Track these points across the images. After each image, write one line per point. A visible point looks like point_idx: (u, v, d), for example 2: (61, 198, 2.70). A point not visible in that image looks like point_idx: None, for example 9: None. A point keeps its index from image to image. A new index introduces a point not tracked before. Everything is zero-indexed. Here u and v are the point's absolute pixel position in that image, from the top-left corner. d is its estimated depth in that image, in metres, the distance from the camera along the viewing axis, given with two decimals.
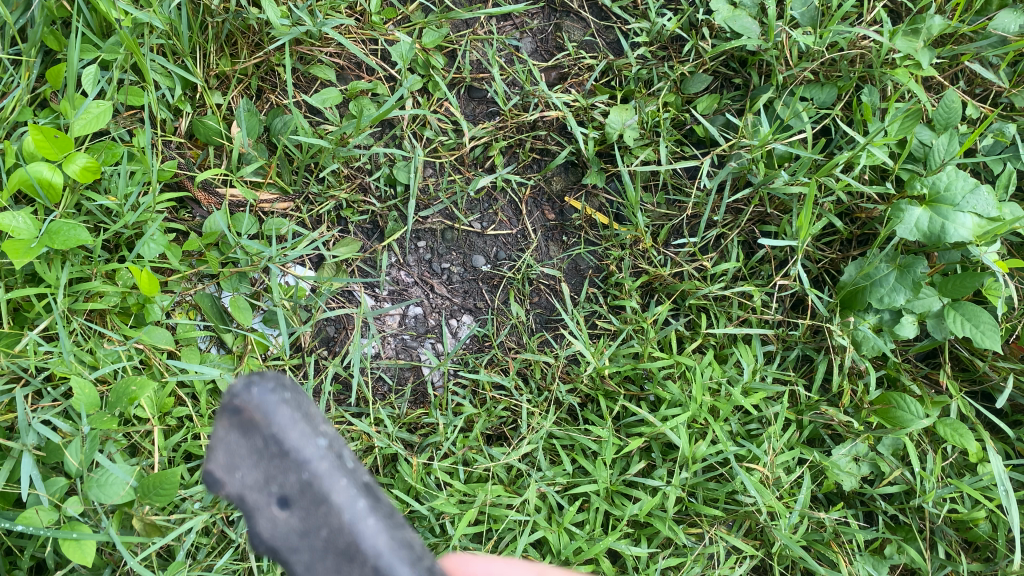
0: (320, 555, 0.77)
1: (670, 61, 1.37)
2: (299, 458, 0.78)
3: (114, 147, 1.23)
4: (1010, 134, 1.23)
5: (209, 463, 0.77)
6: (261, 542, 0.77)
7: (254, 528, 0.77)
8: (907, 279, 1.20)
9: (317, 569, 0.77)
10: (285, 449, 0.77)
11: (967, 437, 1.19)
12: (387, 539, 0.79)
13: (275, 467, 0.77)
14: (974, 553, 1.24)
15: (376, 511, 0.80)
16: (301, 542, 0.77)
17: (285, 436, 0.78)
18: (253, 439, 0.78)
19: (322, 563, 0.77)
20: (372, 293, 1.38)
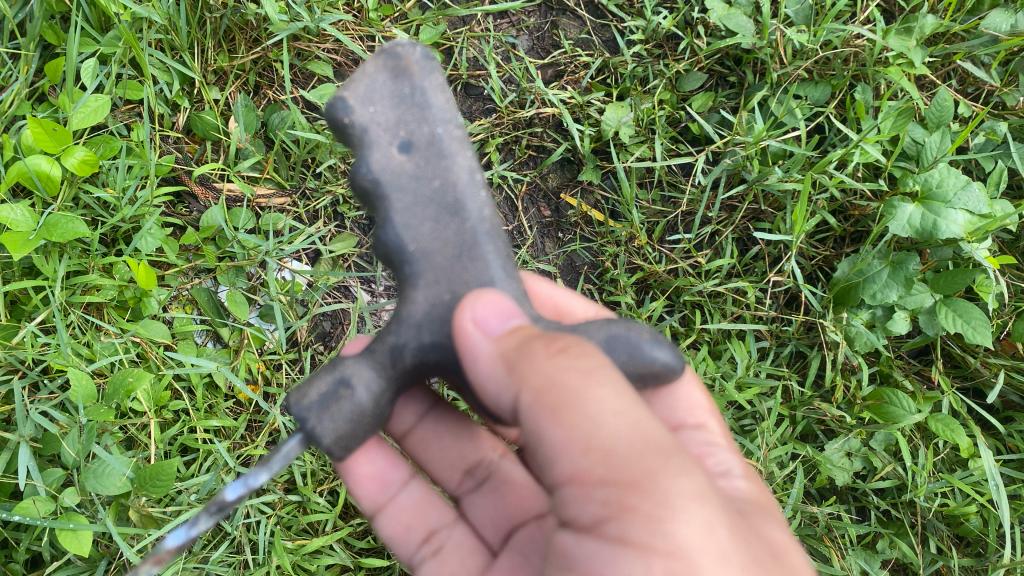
0: (441, 242, 0.76)
1: (665, 58, 1.38)
2: (456, 229, 0.76)
3: (112, 142, 1.24)
4: (1001, 132, 1.24)
5: (345, 90, 0.77)
6: (371, 173, 0.76)
7: (368, 158, 0.76)
8: (899, 276, 1.22)
9: (416, 215, 0.76)
10: (453, 207, 0.76)
11: (958, 432, 1.20)
12: (513, 285, 0.77)
13: (411, 115, 0.77)
14: (966, 548, 1.25)
15: (499, 240, 0.78)
16: (434, 239, 0.76)
17: (430, 127, 0.77)
18: (399, 86, 0.78)
19: (439, 260, 0.75)
20: (368, 289, 1.41)
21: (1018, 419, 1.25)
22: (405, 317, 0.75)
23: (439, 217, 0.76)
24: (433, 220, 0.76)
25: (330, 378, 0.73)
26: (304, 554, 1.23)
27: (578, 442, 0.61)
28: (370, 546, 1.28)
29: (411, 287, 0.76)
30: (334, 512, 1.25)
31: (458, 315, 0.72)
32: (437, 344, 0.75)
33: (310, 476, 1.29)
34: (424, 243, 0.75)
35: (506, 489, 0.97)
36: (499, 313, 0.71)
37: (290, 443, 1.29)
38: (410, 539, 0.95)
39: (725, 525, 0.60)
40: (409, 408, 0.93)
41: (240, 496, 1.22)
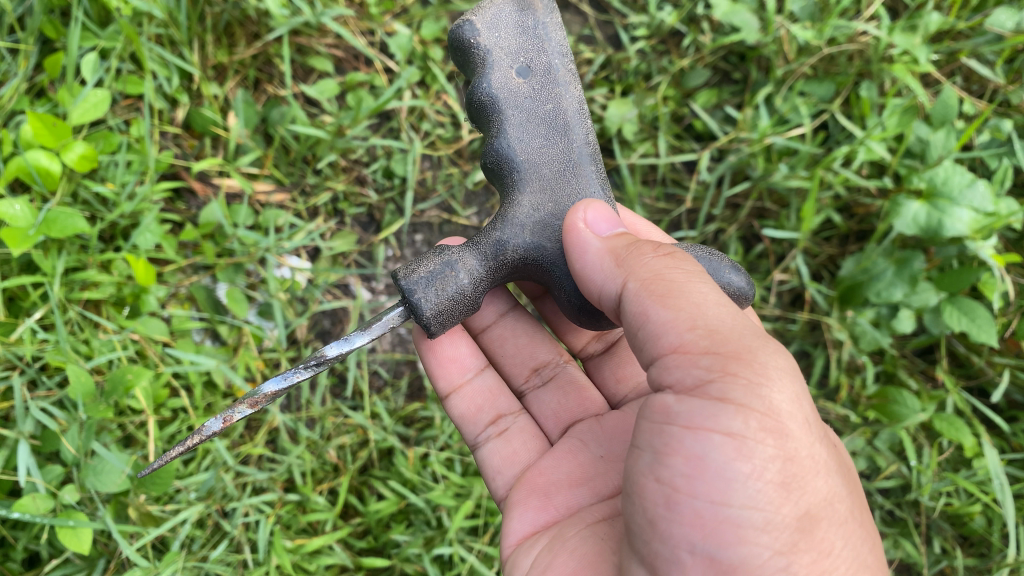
0: (549, 157, 0.85)
1: (668, 55, 1.38)
2: (563, 148, 0.85)
3: (111, 137, 1.23)
4: (1006, 130, 1.23)
5: (476, 16, 0.86)
6: (491, 89, 0.85)
7: (490, 77, 0.85)
8: (904, 274, 1.20)
9: (529, 130, 0.85)
10: (562, 129, 0.85)
11: (962, 431, 1.18)
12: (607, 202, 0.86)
13: (531, 47, 0.86)
14: (970, 548, 1.24)
15: (599, 164, 0.87)
16: (542, 154, 0.85)
17: (548, 58, 0.87)
18: (523, 19, 0.87)
19: (544, 172, 0.84)
20: (368, 286, 1.38)
21: (1022, 418, 1.25)
22: (512, 217, 0.83)
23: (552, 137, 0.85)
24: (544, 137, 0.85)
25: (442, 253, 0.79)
26: (304, 554, 1.20)
27: (685, 320, 0.68)
28: (370, 546, 1.26)
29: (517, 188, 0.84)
30: (333, 512, 1.24)
31: (569, 215, 0.80)
32: (538, 244, 0.83)
33: (310, 475, 1.27)
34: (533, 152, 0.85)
35: (574, 389, 1.02)
36: (607, 218, 0.80)
37: (290, 441, 1.27)
38: (478, 421, 1.00)
39: (810, 403, 0.68)
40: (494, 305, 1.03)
41: (240, 495, 1.21)
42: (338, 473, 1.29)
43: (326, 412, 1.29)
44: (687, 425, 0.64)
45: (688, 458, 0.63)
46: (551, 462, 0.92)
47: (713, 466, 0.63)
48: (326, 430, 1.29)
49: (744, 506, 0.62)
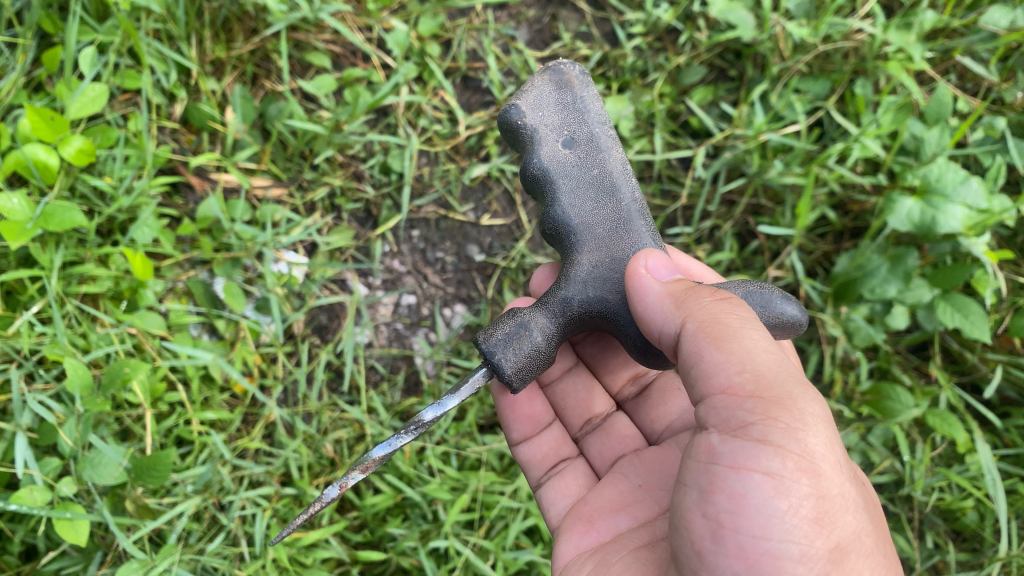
0: (603, 218, 0.87)
1: (665, 52, 1.39)
2: (613, 208, 0.88)
3: (109, 131, 1.24)
4: (1000, 128, 1.23)
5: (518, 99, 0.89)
6: (540, 164, 0.88)
7: (538, 152, 0.88)
8: (898, 271, 1.21)
9: (580, 196, 0.88)
10: (611, 191, 0.88)
11: (956, 427, 1.19)
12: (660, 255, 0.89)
13: (573, 119, 0.89)
14: (963, 543, 1.24)
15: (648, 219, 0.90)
16: (595, 216, 0.87)
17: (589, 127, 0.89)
18: (564, 96, 0.89)
19: (599, 232, 0.87)
20: (365, 281, 1.38)
21: (1015, 414, 1.25)
22: (574, 277, 0.86)
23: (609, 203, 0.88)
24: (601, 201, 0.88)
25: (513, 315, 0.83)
26: (299, 547, 1.21)
27: (734, 363, 0.69)
28: (366, 540, 1.26)
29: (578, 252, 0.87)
30: (329, 506, 1.24)
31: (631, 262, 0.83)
32: (601, 298, 0.86)
33: (306, 469, 1.28)
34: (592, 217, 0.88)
35: (618, 433, 1.05)
36: (667, 265, 0.82)
37: (286, 435, 1.28)
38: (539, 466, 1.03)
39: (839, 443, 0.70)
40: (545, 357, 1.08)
41: (236, 488, 1.22)
42: (333, 468, 1.29)
43: (322, 407, 1.29)
44: (731, 465, 0.66)
45: (731, 497, 0.65)
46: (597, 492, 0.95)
47: (754, 504, 0.64)
48: (322, 425, 1.30)
49: (783, 539, 0.64)
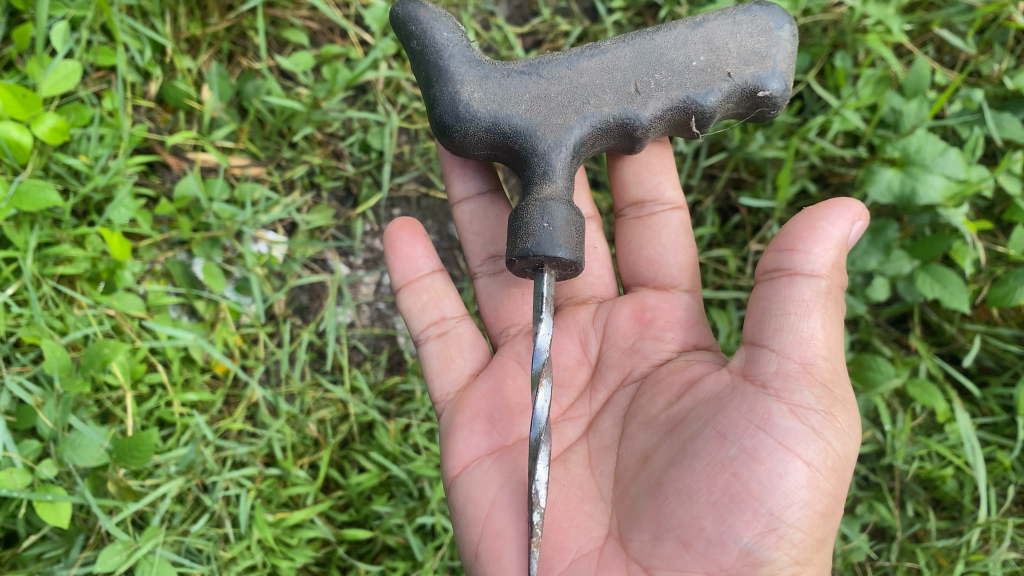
0: (545, 110, 0.87)
1: (645, 27, 1.39)
2: (555, 87, 0.87)
3: (83, 110, 1.21)
4: (977, 100, 1.24)
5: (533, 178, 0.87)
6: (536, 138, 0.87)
7: (522, 110, 0.87)
8: (878, 242, 1.22)
9: (521, 87, 0.87)
10: (529, 73, 0.88)
11: (936, 397, 1.20)
12: (588, 64, 0.88)
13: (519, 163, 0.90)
14: (942, 512, 1.26)
15: (538, 74, 0.87)
16: (564, 82, 0.87)
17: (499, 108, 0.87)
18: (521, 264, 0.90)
19: (553, 92, 0.87)
20: (346, 261, 1.38)
21: (992, 383, 1.27)
22: (580, 85, 0.87)
23: (490, 91, 0.87)
24: (498, 100, 0.87)
25: (533, 207, 0.84)
26: (284, 528, 1.20)
27: None
28: (352, 519, 1.26)
29: (581, 121, 0.87)
30: (314, 485, 1.24)
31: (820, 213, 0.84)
32: (612, 113, 0.88)
33: (290, 449, 1.27)
34: (534, 113, 0.87)
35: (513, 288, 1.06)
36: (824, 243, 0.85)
37: (269, 415, 1.27)
38: (422, 317, 1.05)
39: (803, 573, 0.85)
40: (471, 180, 1.06)
41: (220, 469, 1.21)
42: (317, 448, 1.29)
43: (305, 387, 1.29)
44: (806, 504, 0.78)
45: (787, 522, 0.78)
46: (487, 385, 1.00)
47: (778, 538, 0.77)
48: (306, 405, 1.29)
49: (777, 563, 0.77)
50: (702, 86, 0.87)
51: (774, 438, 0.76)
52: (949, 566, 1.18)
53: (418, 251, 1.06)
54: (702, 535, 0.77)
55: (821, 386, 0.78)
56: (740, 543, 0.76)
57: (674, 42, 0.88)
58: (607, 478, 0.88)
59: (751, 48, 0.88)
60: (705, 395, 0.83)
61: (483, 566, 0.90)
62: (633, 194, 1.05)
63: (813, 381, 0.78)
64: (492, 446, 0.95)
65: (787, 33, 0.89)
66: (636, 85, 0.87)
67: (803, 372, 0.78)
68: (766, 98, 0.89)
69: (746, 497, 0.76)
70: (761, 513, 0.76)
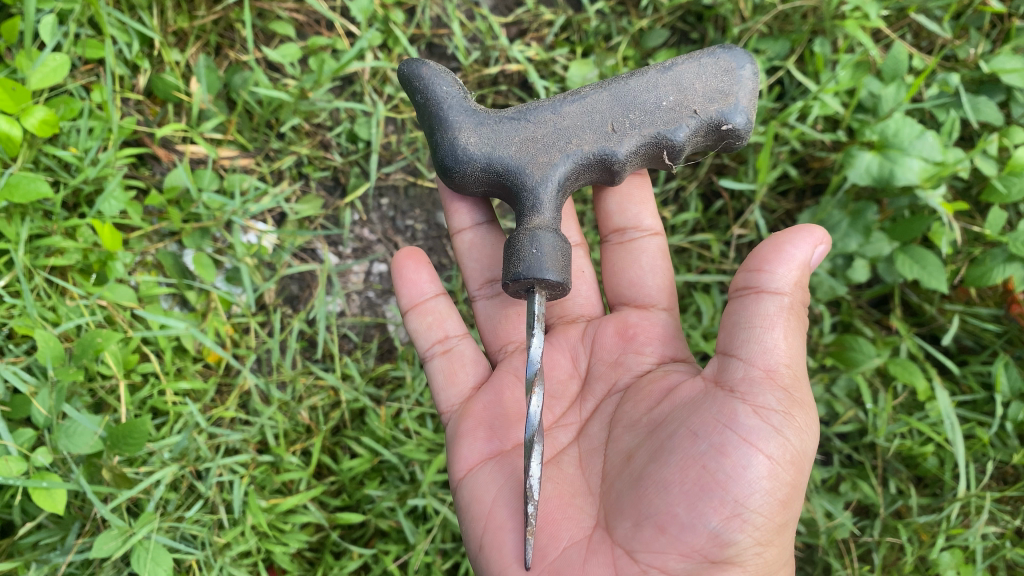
0: (532, 149, 0.92)
1: (628, 15, 1.40)
2: (542, 130, 0.92)
3: (72, 103, 1.23)
4: (954, 84, 1.26)
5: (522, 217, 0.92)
6: (525, 177, 0.92)
7: (511, 152, 0.92)
8: (858, 225, 1.25)
9: (510, 131, 0.92)
10: (519, 118, 0.93)
11: (915, 375, 1.23)
12: (571, 109, 0.93)
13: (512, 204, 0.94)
14: (925, 489, 1.28)
15: (526, 118, 0.93)
16: (551, 123, 0.92)
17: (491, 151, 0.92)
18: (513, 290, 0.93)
19: (539, 135, 0.92)
20: (336, 251, 1.40)
21: (972, 361, 1.30)
22: (563, 127, 0.92)
23: (485, 136, 0.92)
24: (492, 144, 0.92)
25: (522, 238, 0.88)
26: (278, 513, 1.22)
27: None
28: (345, 504, 1.27)
29: (566, 159, 0.92)
30: (307, 471, 1.26)
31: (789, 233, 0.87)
32: (592, 149, 0.92)
33: (283, 436, 1.29)
34: (524, 154, 0.92)
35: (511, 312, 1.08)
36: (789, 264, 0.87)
37: (261, 402, 1.29)
38: (428, 336, 1.08)
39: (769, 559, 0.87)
40: (469, 211, 1.07)
41: (213, 456, 1.23)
42: (310, 434, 1.31)
43: (297, 374, 1.31)
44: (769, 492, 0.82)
45: None
46: (492, 395, 1.02)
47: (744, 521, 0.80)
48: (297, 392, 1.31)
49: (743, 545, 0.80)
50: (670, 122, 0.92)
51: (739, 434, 0.79)
52: (930, 541, 1.20)
53: (423, 275, 1.09)
54: (676, 520, 0.80)
55: (782, 390, 0.82)
56: (708, 527, 0.79)
57: (645, 85, 0.93)
58: (595, 476, 0.91)
59: (716, 86, 0.93)
60: (683, 400, 0.86)
61: (484, 558, 0.92)
62: (614, 222, 1.08)
63: (774, 386, 0.81)
64: (494, 450, 0.98)
65: (748, 73, 0.93)
66: (612, 125, 0.92)
67: (767, 378, 0.82)
68: (730, 131, 0.93)
69: (715, 486, 0.79)
70: (728, 500, 0.79)
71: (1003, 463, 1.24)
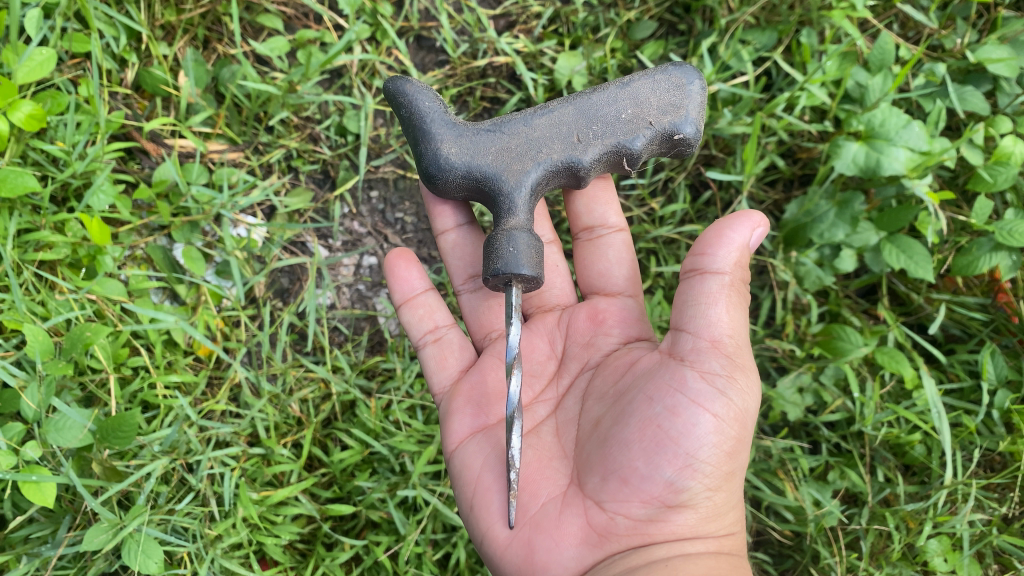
0: (505, 157, 0.92)
1: (616, 7, 1.40)
2: (513, 140, 0.93)
3: (59, 97, 1.22)
4: (941, 74, 1.27)
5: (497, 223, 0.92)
6: (499, 185, 0.92)
7: (485, 162, 0.92)
8: (845, 215, 1.25)
9: (484, 142, 0.93)
10: (493, 130, 0.93)
11: (903, 363, 1.25)
12: (540, 120, 0.93)
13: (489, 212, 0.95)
14: (912, 477, 1.29)
15: (499, 130, 0.93)
16: (523, 133, 0.93)
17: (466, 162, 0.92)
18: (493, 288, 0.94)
19: (512, 145, 0.92)
20: (325, 244, 1.40)
21: (959, 350, 1.31)
22: (534, 137, 0.93)
23: (465, 146, 0.92)
24: (471, 154, 0.92)
25: (499, 239, 0.89)
26: (269, 505, 1.23)
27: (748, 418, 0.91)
28: (336, 496, 1.28)
29: (537, 166, 0.92)
30: (298, 463, 1.26)
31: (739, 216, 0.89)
32: (561, 159, 0.93)
33: (274, 429, 1.30)
34: (500, 162, 0.92)
35: (495, 301, 1.08)
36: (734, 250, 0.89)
37: (252, 396, 1.29)
38: (419, 327, 1.09)
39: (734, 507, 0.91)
40: (452, 212, 1.07)
41: (204, 449, 1.23)
42: (301, 427, 1.32)
43: (287, 368, 1.32)
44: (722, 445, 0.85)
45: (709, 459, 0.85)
46: (479, 376, 1.03)
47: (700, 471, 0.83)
48: (288, 385, 1.32)
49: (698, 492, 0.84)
50: (629, 133, 0.92)
51: (689, 396, 0.83)
52: (918, 528, 1.21)
53: (413, 273, 1.09)
54: (637, 473, 0.84)
55: (724, 356, 0.85)
56: (663, 476, 0.83)
57: (606, 98, 0.93)
58: (568, 440, 0.94)
59: (670, 100, 0.93)
60: (641, 370, 0.90)
61: (473, 518, 0.95)
62: (583, 220, 1.09)
63: (719, 353, 0.85)
64: (479, 425, 0.99)
65: (699, 85, 0.94)
66: (578, 135, 0.92)
67: (712, 348, 0.85)
68: (682, 141, 0.94)
69: (668, 441, 0.83)
70: (681, 453, 0.83)
71: (991, 450, 1.24)
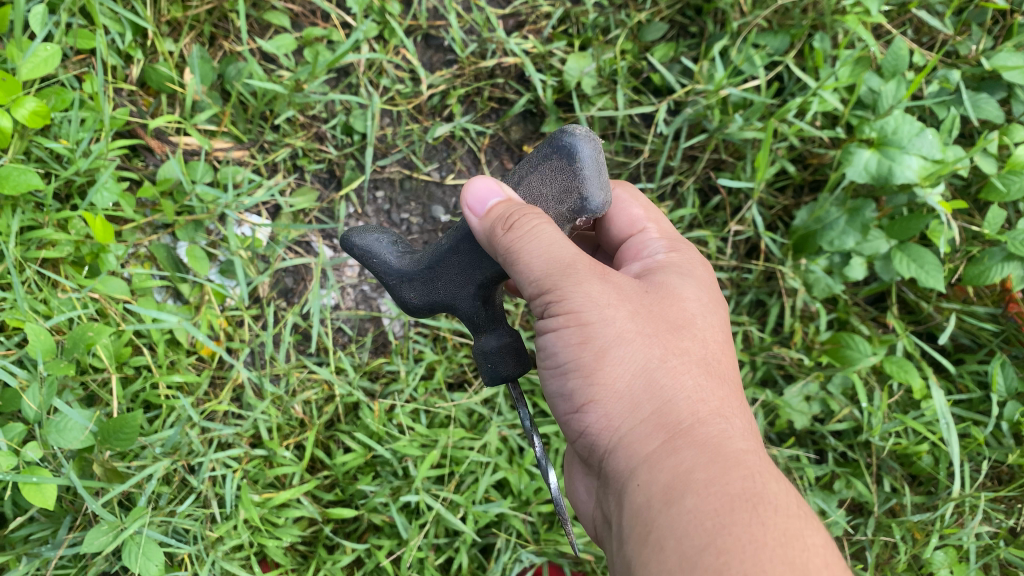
0: (453, 280, 0.86)
1: (626, 8, 1.38)
2: (456, 263, 0.85)
3: (63, 93, 1.21)
4: (955, 81, 1.25)
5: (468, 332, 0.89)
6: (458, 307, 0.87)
7: (441, 289, 0.87)
8: (856, 223, 1.24)
9: (432, 271, 0.86)
10: (436, 257, 0.86)
11: (912, 372, 1.23)
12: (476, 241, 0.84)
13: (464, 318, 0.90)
14: (919, 487, 1.28)
15: (445, 254, 0.85)
16: (463, 256, 0.85)
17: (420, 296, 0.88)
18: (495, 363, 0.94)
19: (454, 266, 0.85)
20: (330, 244, 1.39)
21: (968, 360, 1.29)
22: (474, 258, 0.84)
23: (420, 290, 0.87)
24: (427, 288, 0.87)
25: (477, 354, 0.89)
26: (271, 507, 1.22)
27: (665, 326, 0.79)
28: (337, 499, 1.27)
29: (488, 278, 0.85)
30: (300, 465, 1.26)
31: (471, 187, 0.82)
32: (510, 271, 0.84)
33: (276, 430, 1.29)
34: (450, 286, 0.86)
35: None
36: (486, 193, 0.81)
37: (255, 397, 1.29)
38: None
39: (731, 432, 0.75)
40: None
41: (206, 450, 1.22)
42: (303, 428, 1.31)
43: (290, 369, 1.31)
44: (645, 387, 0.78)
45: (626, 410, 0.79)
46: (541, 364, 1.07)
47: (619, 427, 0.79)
48: (291, 386, 1.31)
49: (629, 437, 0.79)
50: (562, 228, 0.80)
51: (576, 362, 0.80)
52: (924, 540, 1.20)
53: None
54: (585, 446, 0.84)
55: (575, 314, 0.78)
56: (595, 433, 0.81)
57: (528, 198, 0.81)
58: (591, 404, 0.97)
59: (563, 184, 0.78)
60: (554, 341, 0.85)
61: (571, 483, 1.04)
62: None
63: (573, 321, 0.78)
64: None
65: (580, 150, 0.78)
66: None
67: (569, 315, 0.78)
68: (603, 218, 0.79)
69: (580, 407, 0.81)
70: (592, 415, 0.80)
71: (999, 463, 1.23)
